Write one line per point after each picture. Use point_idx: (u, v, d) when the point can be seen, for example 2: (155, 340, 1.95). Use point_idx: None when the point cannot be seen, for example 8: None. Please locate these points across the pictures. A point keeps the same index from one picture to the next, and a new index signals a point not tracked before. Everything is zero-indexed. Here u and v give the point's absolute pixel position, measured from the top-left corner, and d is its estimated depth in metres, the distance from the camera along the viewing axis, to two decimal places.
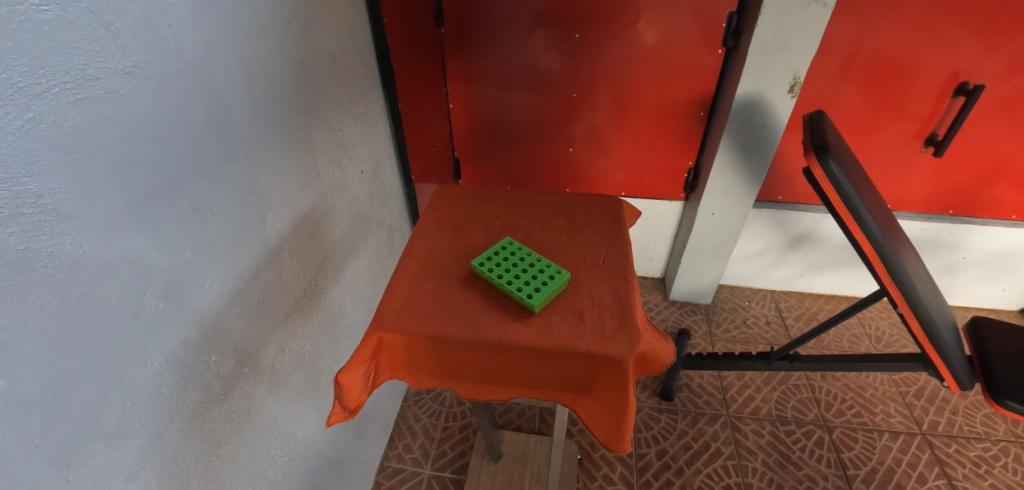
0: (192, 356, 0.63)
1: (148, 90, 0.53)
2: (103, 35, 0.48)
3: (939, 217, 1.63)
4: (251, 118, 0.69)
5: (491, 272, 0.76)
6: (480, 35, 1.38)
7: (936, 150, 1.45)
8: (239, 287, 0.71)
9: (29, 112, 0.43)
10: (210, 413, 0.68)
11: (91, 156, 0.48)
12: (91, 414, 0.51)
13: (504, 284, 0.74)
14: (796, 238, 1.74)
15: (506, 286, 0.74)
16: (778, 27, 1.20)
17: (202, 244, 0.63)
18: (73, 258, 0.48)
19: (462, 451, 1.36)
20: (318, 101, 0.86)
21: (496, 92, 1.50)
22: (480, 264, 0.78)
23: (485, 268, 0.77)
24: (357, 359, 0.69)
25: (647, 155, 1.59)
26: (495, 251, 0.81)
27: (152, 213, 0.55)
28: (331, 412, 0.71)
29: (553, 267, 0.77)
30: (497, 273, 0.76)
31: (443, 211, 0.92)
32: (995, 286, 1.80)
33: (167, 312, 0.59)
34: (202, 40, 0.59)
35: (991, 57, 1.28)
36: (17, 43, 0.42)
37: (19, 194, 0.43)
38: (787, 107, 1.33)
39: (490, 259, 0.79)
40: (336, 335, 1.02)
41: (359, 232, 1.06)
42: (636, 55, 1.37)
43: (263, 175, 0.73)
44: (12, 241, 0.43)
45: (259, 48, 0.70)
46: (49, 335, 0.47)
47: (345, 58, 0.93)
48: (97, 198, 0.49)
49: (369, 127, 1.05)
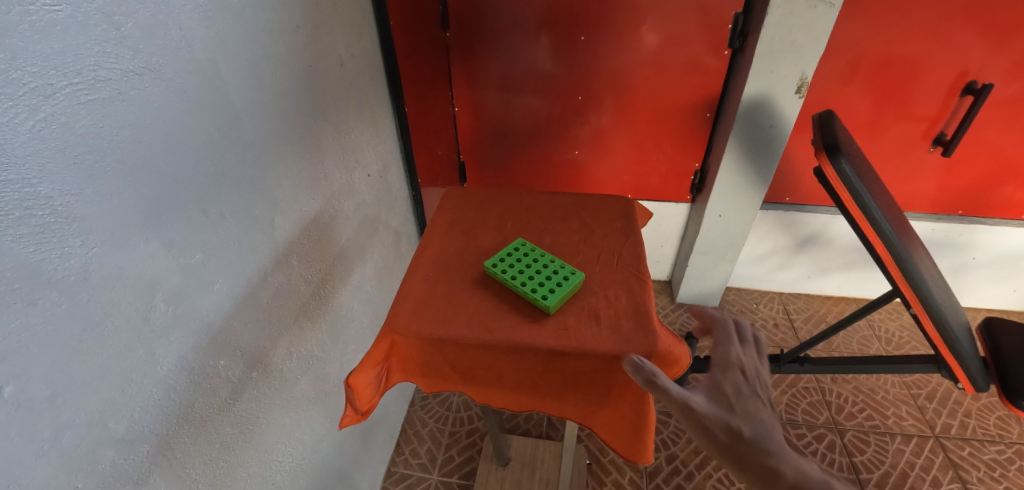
0: (200, 360, 0.62)
1: (158, 92, 0.52)
2: (114, 37, 0.48)
3: (948, 217, 1.62)
4: (259, 120, 0.69)
5: (504, 274, 0.76)
6: (485, 38, 1.38)
7: (944, 150, 1.44)
8: (249, 290, 0.70)
9: (40, 113, 0.42)
10: (218, 419, 0.67)
11: (101, 158, 0.47)
12: (101, 419, 0.51)
13: (517, 285, 0.74)
14: (804, 240, 1.73)
15: (520, 287, 0.73)
16: (785, 27, 1.20)
17: (211, 248, 0.62)
18: (83, 260, 0.47)
19: (470, 456, 1.35)
20: (325, 103, 0.85)
21: (502, 96, 1.50)
22: (493, 266, 0.77)
23: (498, 269, 0.76)
24: (369, 361, 0.69)
25: (653, 157, 1.58)
26: (508, 252, 0.80)
27: (163, 217, 0.55)
28: (343, 414, 0.70)
29: (568, 270, 0.76)
30: (511, 274, 0.76)
31: (452, 214, 0.92)
32: (1006, 287, 1.79)
33: (176, 316, 0.58)
34: (212, 43, 0.59)
35: (998, 57, 1.28)
36: (29, 44, 0.41)
37: (30, 196, 0.42)
38: (795, 107, 1.33)
39: (503, 261, 0.78)
40: (344, 338, 1.01)
41: (366, 235, 1.06)
42: (641, 57, 1.37)
43: (272, 177, 0.73)
44: (22, 242, 0.42)
45: (268, 51, 0.70)
46: (58, 339, 0.46)
47: (353, 60, 0.93)
48: (108, 200, 0.49)
49: (375, 129, 1.05)
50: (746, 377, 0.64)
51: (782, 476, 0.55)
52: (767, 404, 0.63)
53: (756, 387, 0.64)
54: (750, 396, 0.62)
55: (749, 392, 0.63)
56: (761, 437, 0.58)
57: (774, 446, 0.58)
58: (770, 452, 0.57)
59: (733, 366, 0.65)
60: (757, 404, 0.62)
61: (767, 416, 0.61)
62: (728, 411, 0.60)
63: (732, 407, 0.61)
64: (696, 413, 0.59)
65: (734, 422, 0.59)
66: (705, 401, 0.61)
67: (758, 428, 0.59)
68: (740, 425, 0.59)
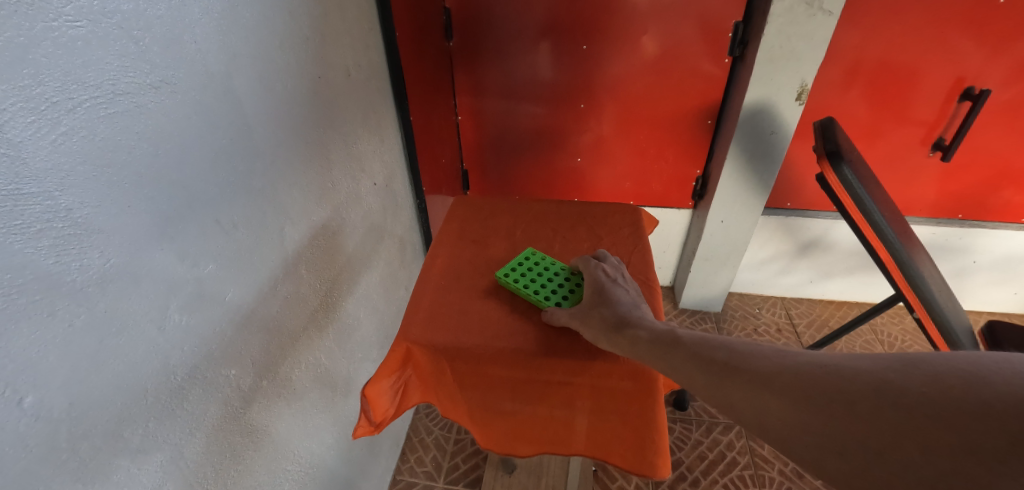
0: (212, 369, 0.63)
1: (174, 105, 0.53)
2: (133, 51, 0.48)
3: (948, 221, 1.64)
4: (270, 132, 0.69)
5: (516, 283, 0.77)
6: (487, 48, 1.39)
7: (943, 154, 1.45)
8: (260, 299, 0.71)
9: (62, 127, 0.43)
10: (229, 428, 0.67)
11: (118, 170, 0.48)
12: (116, 429, 0.51)
13: (530, 294, 0.75)
14: (806, 245, 1.74)
15: (533, 296, 0.74)
16: (785, 35, 1.21)
17: (223, 257, 0.63)
18: (101, 271, 0.48)
19: (475, 464, 1.35)
20: (333, 114, 0.86)
21: (505, 104, 1.51)
22: (505, 275, 0.78)
23: (511, 279, 0.77)
24: (383, 372, 0.71)
25: (655, 164, 1.60)
26: (520, 261, 0.81)
27: (177, 227, 0.55)
28: (358, 425, 0.73)
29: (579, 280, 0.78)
30: (524, 283, 0.76)
31: (460, 223, 0.92)
32: (1006, 289, 1.81)
33: (190, 325, 0.59)
34: (226, 58, 0.60)
35: (995, 63, 1.29)
36: (52, 59, 0.42)
37: (51, 208, 0.43)
38: (795, 114, 1.34)
39: (515, 270, 0.79)
40: (350, 346, 1.01)
41: (372, 244, 1.06)
42: (642, 65, 1.38)
43: (282, 187, 0.74)
44: (43, 254, 0.43)
45: (279, 63, 0.71)
46: (77, 350, 0.46)
47: (360, 71, 0.94)
48: (124, 211, 0.49)
49: (382, 139, 1.06)
50: (610, 275, 0.73)
51: (637, 334, 0.61)
52: (633, 293, 0.71)
53: (622, 283, 0.73)
54: (613, 287, 0.71)
55: (612, 284, 0.71)
56: (619, 312, 0.66)
57: (633, 317, 0.64)
58: (628, 321, 0.64)
59: (596, 269, 0.74)
60: (619, 291, 0.70)
61: (626, 298, 0.68)
62: (595, 304, 0.69)
63: (598, 301, 0.69)
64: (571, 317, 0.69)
65: (599, 311, 0.67)
66: (578, 306, 0.70)
67: (616, 307, 0.67)
68: (604, 311, 0.67)
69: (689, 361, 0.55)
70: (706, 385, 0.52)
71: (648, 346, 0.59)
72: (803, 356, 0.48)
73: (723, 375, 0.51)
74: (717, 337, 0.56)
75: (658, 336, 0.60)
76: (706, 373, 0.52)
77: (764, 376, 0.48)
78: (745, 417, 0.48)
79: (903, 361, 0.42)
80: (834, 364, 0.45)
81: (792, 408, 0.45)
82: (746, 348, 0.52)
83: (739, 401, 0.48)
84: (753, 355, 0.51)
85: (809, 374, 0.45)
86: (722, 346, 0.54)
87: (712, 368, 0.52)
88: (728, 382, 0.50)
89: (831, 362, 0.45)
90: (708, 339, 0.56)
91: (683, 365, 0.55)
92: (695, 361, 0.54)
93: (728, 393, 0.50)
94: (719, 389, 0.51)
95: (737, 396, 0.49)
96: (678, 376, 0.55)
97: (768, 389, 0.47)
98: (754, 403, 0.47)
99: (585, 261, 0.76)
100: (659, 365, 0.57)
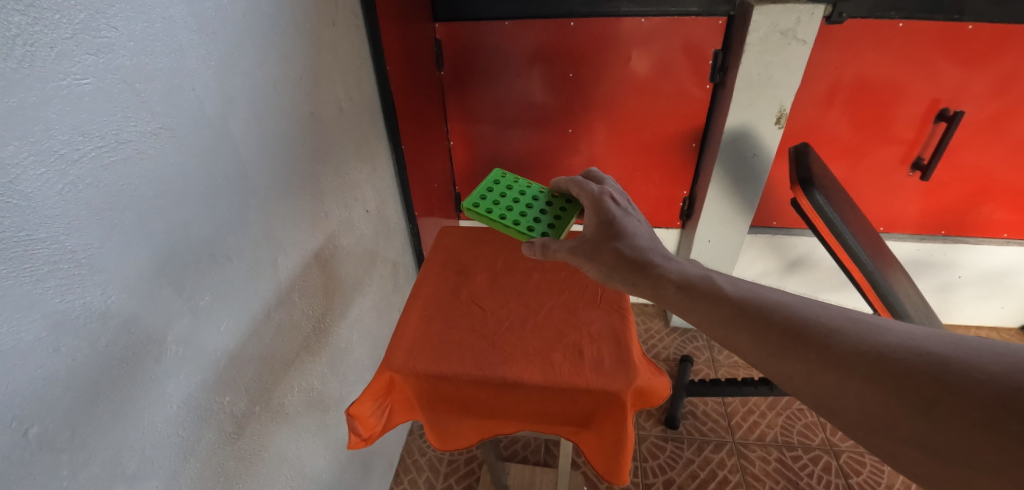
0: (207, 397, 0.65)
1: (172, 149, 0.57)
2: (135, 102, 0.52)
3: (932, 237, 1.67)
4: (264, 168, 0.73)
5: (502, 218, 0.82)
6: (478, 75, 1.45)
7: (923, 174, 1.50)
8: (253, 327, 0.74)
9: (68, 177, 0.47)
10: (223, 454, 0.69)
11: (120, 212, 0.51)
12: (114, 456, 0.53)
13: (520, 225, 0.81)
14: (793, 262, 1.77)
15: (523, 225, 0.81)
16: (762, 63, 1.26)
17: (218, 289, 0.66)
18: (102, 308, 0.51)
19: (468, 485, 1.37)
20: (325, 147, 0.90)
21: (495, 129, 1.56)
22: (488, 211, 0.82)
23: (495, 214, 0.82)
24: (369, 394, 0.74)
25: (643, 186, 1.64)
26: (493, 181, 0.91)
27: (174, 263, 0.59)
28: (348, 439, 0.75)
29: (554, 198, 0.87)
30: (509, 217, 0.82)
31: (448, 251, 0.96)
32: (993, 303, 1.85)
33: (185, 355, 0.61)
34: (222, 101, 0.64)
35: (967, 86, 1.34)
36: (61, 115, 0.46)
37: (58, 251, 0.46)
38: (775, 137, 1.38)
39: (490, 191, 0.89)
40: (343, 370, 1.04)
41: (365, 269, 1.09)
42: (627, 92, 1.43)
43: (276, 221, 0.77)
44: (50, 295, 0.46)
45: (273, 103, 0.75)
46: (78, 383, 0.49)
47: (352, 104, 0.99)
48: (126, 250, 0.52)
49: (374, 168, 1.10)
50: (620, 204, 0.76)
51: (667, 278, 0.64)
52: (641, 222, 0.74)
53: (629, 211, 0.76)
54: (626, 219, 0.73)
55: (623, 215, 0.74)
56: (634, 247, 0.68)
57: (657, 257, 0.67)
58: (649, 262, 0.67)
59: (604, 196, 0.77)
60: (632, 223, 0.72)
61: (642, 233, 0.71)
62: (613, 239, 0.70)
63: (615, 234, 0.71)
64: (586, 251, 0.71)
65: (619, 247, 0.69)
66: (592, 236, 0.73)
67: (630, 241, 0.69)
68: (623, 248, 0.69)
69: (740, 321, 0.55)
70: (761, 350, 0.53)
71: (680, 294, 0.62)
72: (889, 338, 0.47)
73: (785, 344, 0.52)
74: (762, 294, 0.57)
75: (691, 283, 0.62)
76: (764, 339, 0.53)
77: (842, 354, 0.48)
78: (808, 392, 0.50)
79: (987, 355, 0.42)
80: (943, 356, 0.44)
81: (882, 400, 0.45)
82: (817, 319, 0.52)
83: (802, 379, 0.50)
84: (824, 324, 0.51)
85: (904, 358, 0.45)
86: (768, 302, 0.56)
87: (773, 336, 0.53)
88: (791, 351, 0.51)
89: (937, 353, 0.44)
90: (754, 296, 0.57)
91: (728, 325, 0.57)
92: (744, 317, 0.56)
93: (789, 366, 0.51)
94: (776, 357, 0.52)
95: (798, 370, 0.50)
96: (722, 334, 0.57)
97: (850, 373, 0.47)
98: (826, 387, 0.48)
99: (585, 186, 0.79)
100: (690, 315, 0.60)
